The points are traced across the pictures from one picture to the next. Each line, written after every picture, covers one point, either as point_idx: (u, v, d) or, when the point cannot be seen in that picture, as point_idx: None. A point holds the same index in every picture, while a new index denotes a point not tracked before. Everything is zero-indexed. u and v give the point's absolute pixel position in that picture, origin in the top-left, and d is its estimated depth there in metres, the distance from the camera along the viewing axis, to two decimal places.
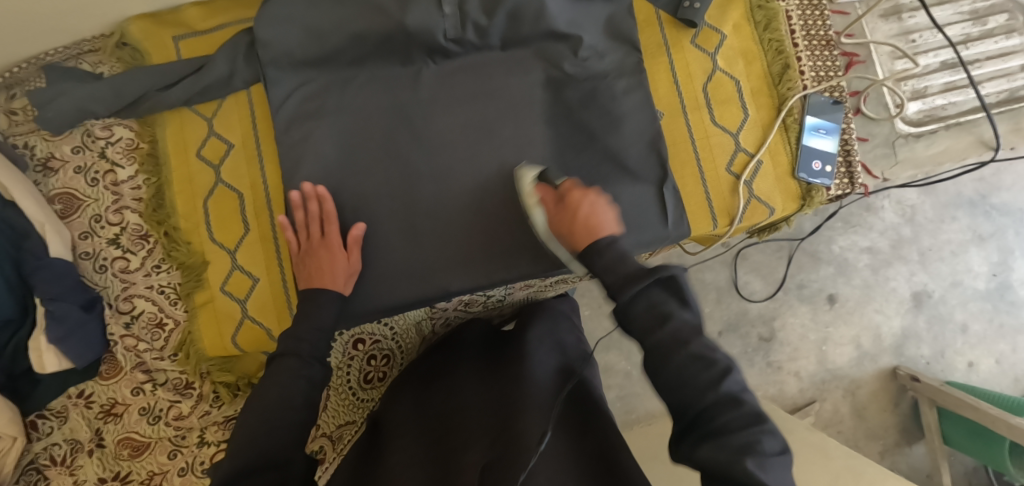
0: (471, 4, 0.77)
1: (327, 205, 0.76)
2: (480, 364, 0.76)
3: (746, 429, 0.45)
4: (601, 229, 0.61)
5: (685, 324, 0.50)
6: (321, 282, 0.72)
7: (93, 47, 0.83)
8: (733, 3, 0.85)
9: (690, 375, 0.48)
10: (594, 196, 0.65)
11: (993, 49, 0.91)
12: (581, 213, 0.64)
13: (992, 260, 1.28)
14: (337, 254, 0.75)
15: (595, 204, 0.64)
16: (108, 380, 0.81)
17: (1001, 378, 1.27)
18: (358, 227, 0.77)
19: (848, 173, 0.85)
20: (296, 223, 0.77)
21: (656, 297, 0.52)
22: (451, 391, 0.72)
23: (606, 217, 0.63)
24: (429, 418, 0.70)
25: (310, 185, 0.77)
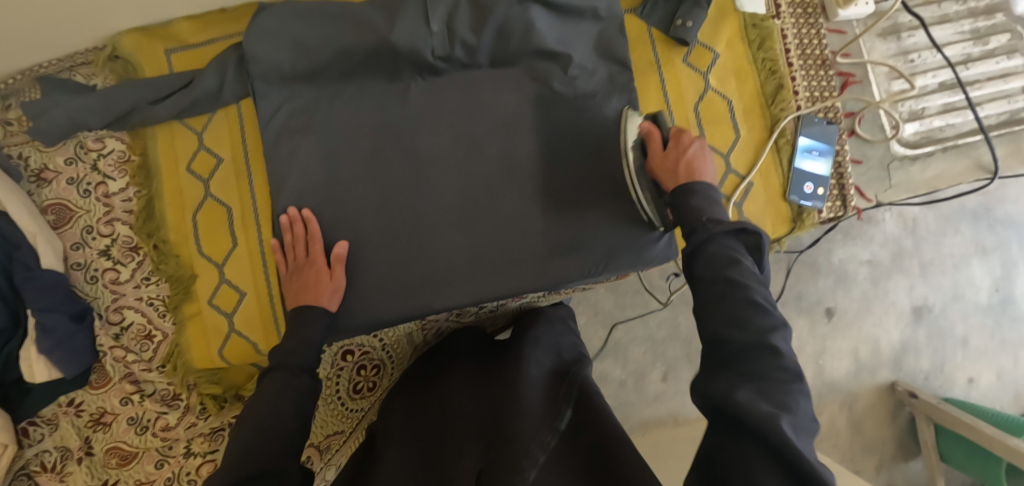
0: (458, 22, 0.77)
1: (312, 225, 0.77)
2: (471, 366, 0.74)
3: (788, 382, 0.44)
4: (703, 175, 0.63)
5: (750, 273, 0.51)
6: (304, 301, 0.73)
7: (85, 59, 0.84)
8: (726, 20, 0.84)
9: (734, 327, 0.48)
10: (702, 145, 0.67)
11: (994, 69, 0.89)
12: (685, 157, 0.65)
13: (995, 273, 1.25)
14: (322, 272, 0.75)
15: (702, 153, 0.66)
16: (98, 390, 0.82)
17: (1001, 394, 1.25)
18: (340, 246, 0.77)
19: (841, 195, 0.84)
20: (285, 245, 0.78)
21: (728, 244, 0.53)
22: (443, 394, 0.70)
23: (707, 168, 0.65)
24: (421, 424, 0.67)
25: (295, 208, 0.79)
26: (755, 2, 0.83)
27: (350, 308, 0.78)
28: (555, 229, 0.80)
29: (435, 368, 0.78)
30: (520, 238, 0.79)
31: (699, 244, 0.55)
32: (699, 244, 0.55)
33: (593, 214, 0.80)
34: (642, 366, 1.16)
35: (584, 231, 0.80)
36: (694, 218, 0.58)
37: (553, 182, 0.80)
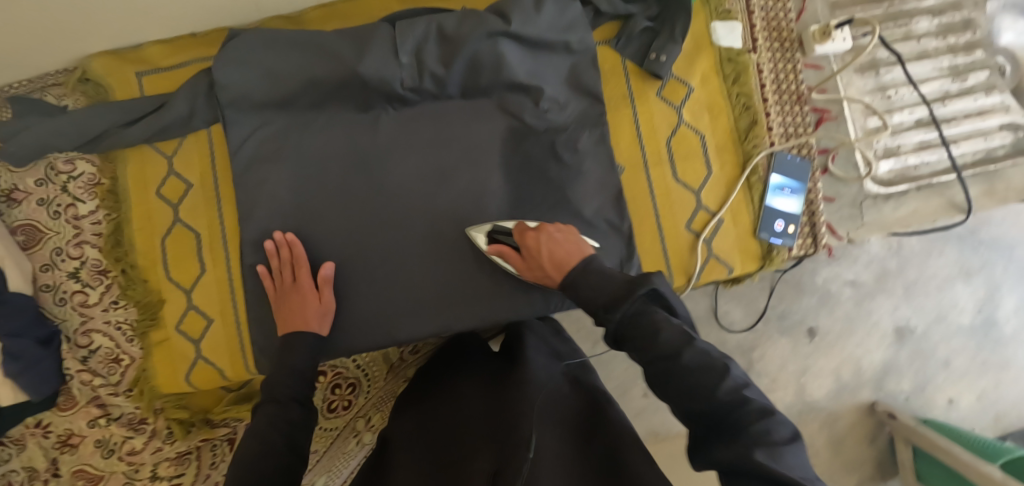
0: (428, 55, 0.77)
1: (298, 249, 0.76)
2: (477, 367, 0.71)
3: (759, 420, 0.46)
4: (571, 262, 0.65)
5: (676, 331, 0.52)
6: (293, 329, 0.72)
7: (57, 81, 0.84)
8: (701, 55, 0.84)
9: (696, 382, 0.49)
10: (545, 236, 0.69)
11: (972, 106, 0.90)
12: (542, 259, 0.67)
13: (979, 295, 1.22)
14: (310, 296, 0.74)
15: (550, 243, 0.68)
16: (66, 412, 0.82)
17: (981, 416, 1.22)
18: (326, 266, 0.76)
19: (812, 233, 0.86)
20: (273, 270, 0.77)
21: (642, 311, 0.54)
22: (450, 397, 0.67)
23: (564, 249, 0.67)
24: (427, 425, 0.64)
25: (281, 232, 0.77)
26: (732, 36, 0.84)
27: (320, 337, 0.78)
28: None
29: (438, 374, 0.75)
30: (487, 271, 0.79)
31: (618, 324, 0.54)
32: (624, 320, 0.54)
33: None
34: (624, 382, 1.12)
35: None
36: (592, 304, 0.58)
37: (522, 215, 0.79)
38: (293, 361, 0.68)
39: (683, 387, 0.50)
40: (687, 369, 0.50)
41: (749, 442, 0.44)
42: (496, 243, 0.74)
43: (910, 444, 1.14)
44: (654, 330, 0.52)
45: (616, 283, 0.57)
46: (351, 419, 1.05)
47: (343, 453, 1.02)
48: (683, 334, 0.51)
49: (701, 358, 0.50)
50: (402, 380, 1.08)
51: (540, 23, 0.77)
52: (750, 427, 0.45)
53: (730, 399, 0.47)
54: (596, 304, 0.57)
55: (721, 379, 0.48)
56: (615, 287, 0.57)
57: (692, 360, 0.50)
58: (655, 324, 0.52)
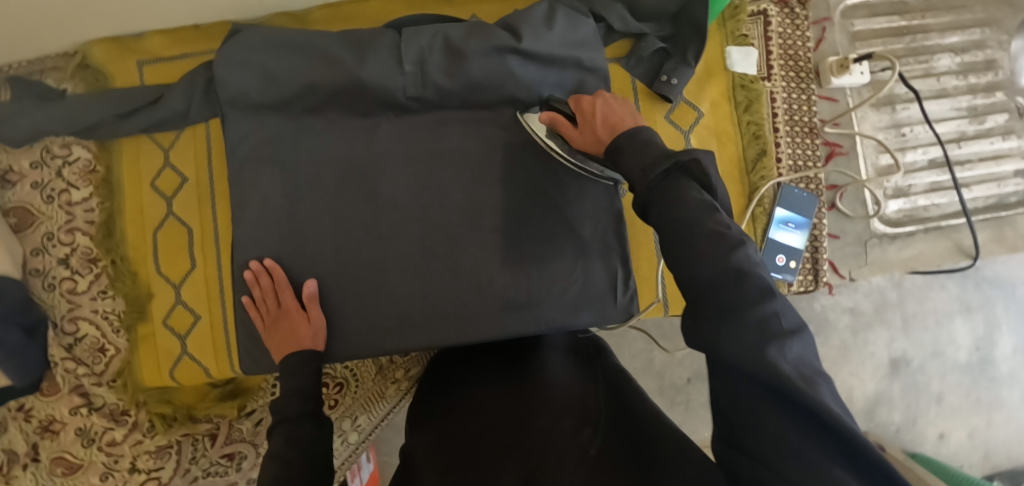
0: (432, 65, 0.76)
1: (278, 274, 0.75)
2: (495, 379, 0.69)
3: (763, 303, 0.41)
4: (625, 126, 0.59)
5: (702, 203, 0.46)
6: (288, 351, 0.73)
7: (56, 65, 0.82)
8: (713, 80, 0.83)
9: (704, 251, 0.44)
10: (604, 100, 0.63)
11: (988, 149, 0.91)
12: (597, 120, 0.61)
13: (977, 333, 1.19)
14: (298, 318, 0.74)
15: (608, 108, 0.62)
16: (49, 398, 0.81)
17: (970, 453, 1.18)
18: (309, 283, 0.76)
19: (814, 269, 0.85)
20: (256, 299, 0.76)
21: (673, 182, 0.48)
22: (471, 409, 0.64)
23: (623, 112, 0.61)
24: (448, 436, 0.60)
25: (258, 260, 0.77)
26: (746, 62, 0.83)
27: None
28: (513, 284, 0.78)
29: (456, 386, 0.72)
30: (477, 291, 0.78)
31: (649, 187, 0.49)
32: (654, 183, 0.49)
33: (546, 273, 0.79)
34: None
35: (543, 292, 0.78)
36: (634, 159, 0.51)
37: (517, 233, 0.79)
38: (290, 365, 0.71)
39: (690, 253, 0.45)
40: (697, 242, 0.45)
41: (754, 328, 0.40)
42: (550, 113, 0.70)
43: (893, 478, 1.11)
44: (678, 198, 0.47)
45: (653, 150, 0.51)
46: (337, 419, 1.03)
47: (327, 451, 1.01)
48: (706, 208, 0.46)
49: (716, 231, 0.45)
50: (391, 382, 1.06)
51: (550, 39, 0.76)
52: (749, 312, 0.41)
53: (731, 270, 0.43)
54: (630, 171, 0.51)
55: (730, 250, 0.44)
56: (651, 153, 0.50)
57: (704, 238, 0.45)
58: (681, 191, 0.47)
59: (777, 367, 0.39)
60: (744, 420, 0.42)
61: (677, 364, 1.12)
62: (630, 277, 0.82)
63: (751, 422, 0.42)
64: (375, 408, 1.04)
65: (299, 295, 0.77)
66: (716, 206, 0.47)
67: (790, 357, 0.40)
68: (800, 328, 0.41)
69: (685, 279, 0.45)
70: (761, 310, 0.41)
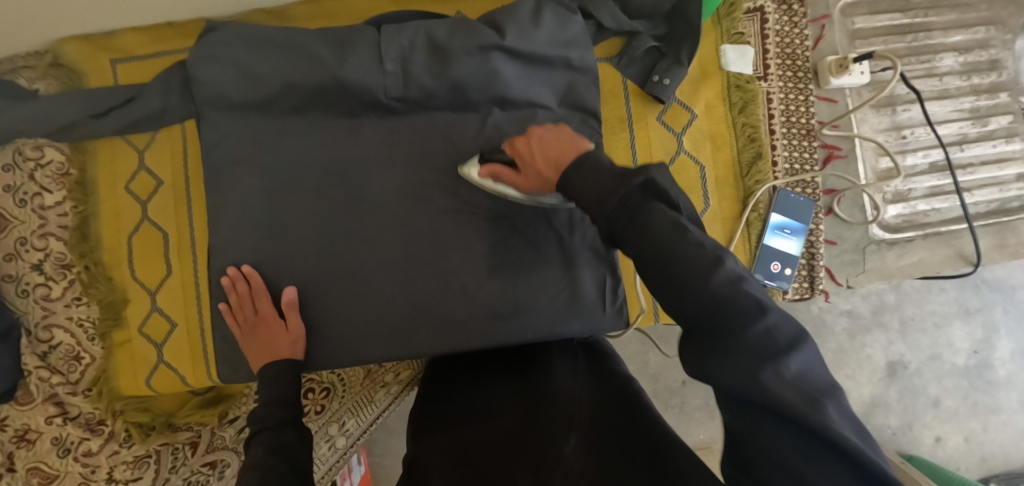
0: (415, 65, 0.73)
1: (256, 280, 0.73)
2: (502, 386, 0.66)
3: (757, 322, 0.38)
4: (566, 157, 0.55)
5: (670, 219, 0.44)
6: (265, 361, 0.70)
7: (26, 64, 0.79)
8: (708, 80, 0.80)
9: (688, 275, 0.41)
10: (537, 138, 0.59)
11: (991, 152, 0.88)
12: (537, 160, 0.58)
13: (975, 337, 1.17)
14: (276, 326, 0.72)
15: (541, 143, 0.59)
16: (24, 407, 0.79)
17: (967, 457, 1.16)
18: (290, 290, 0.73)
19: (809, 277, 0.83)
20: (233, 306, 0.74)
21: (641, 201, 0.46)
22: (482, 416, 0.61)
23: (557, 146, 0.57)
24: (461, 441, 0.57)
25: (236, 266, 0.74)
26: (741, 61, 0.80)
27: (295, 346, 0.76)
28: (498, 292, 0.76)
29: (458, 392, 0.68)
30: (463, 299, 0.76)
31: (611, 220, 0.47)
32: (613, 216, 0.46)
33: (533, 280, 0.77)
34: None
35: (528, 300, 0.76)
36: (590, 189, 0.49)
37: (503, 240, 0.77)
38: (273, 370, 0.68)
39: (673, 281, 0.42)
40: (679, 264, 0.42)
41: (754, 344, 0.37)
42: (488, 165, 0.68)
43: None
44: (644, 224, 0.44)
45: (607, 173, 0.49)
46: (324, 424, 1.00)
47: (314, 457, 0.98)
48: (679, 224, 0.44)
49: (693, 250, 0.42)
50: (380, 386, 1.04)
51: (537, 37, 0.73)
52: (743, 333, 0.38)
53: (720, 289, 0.40)
54: (589, 203, 0.49)
55: (712, 270, 0.41)
56: (607, 180, 0.48)
57: (683, 264, 0.42)
58: (647, 215, 0.45)
59: (776, 393, 0.35)
60: (756, 456, 0.38)
61: (671, 367, 1.10)
62: (617, 286, 0.80)
63: (764, 459, 0.38)
64: (364, 413, 1.02)
65: (278, 303, 0.75)
66: (685, 221, 0.44)
67: (789, 376, 0.36)
68: (798, 339, 0.38)
69: (674, 308, 0.42)
70: (754, 330, 0.38)
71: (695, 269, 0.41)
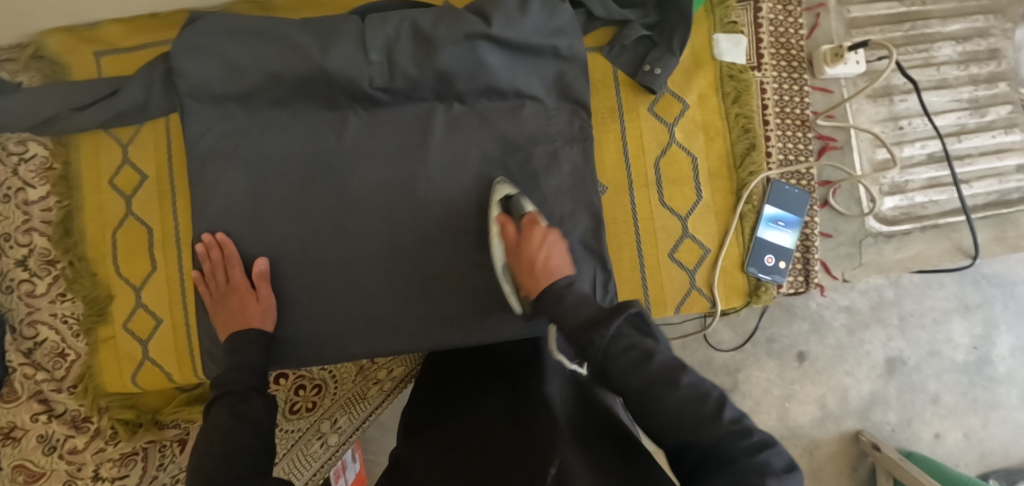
0: (399, 55, 0.72)
1: (229, 249, 0.73)
2: (497, 393, 0.63)
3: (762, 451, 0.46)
4: (563, 276, 0.62)
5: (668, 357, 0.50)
6: (235, 329, 0.71)
7: (9, 57, 0.79)
8: (700, 70, 0.78)
9: (691, 411, 0.48)
10: (551, 237, 0.65)
11: (990, 143, 0.87)
12: (538, 255, 0.63)
13: (975, 332, 1.15)
14: (247, 296, 0.72)
15: (552, 248, 0.65)
16: (9, 404, 0.77)
17: (967, 454, 1.15)
18: (261, 262, 0.74)
19: (804, 270, 0.81)
20: (205, 274, 0.74)
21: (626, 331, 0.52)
22: (473, 424, 0.59)
23: (562, 263, 0.64)
24: (453, 456, 0.54)
25: (211, 232, 0.75)
26: (735, 50, 0.79)
27: (283, 339, 0.76)
28: (489, 289, 0.76)
29: (452, 400, 0.66)
30: (449, 293, 0.76)
31: (602, 357, 0.51)
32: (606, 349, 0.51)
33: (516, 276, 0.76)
34: None
35: None
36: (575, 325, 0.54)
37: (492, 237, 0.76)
38: (255, 365, 0.67)
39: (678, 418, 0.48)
40: (680, 400, 0.48)
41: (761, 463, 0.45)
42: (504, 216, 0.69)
43: (891, 479, 1.08)
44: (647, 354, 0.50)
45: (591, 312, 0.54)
46: (315, 421, 0.99)
47: (305, 454, 0.98)
48: (673, 361, 0.50)
49: (690, 391, 0.48)
50: (372, 382, 1.02)
51: (524, 26, 0.72)
52: (743, 459, 0.45)
53: (732, 428, 0.47)
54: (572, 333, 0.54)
55: (716, 410, 0.48)
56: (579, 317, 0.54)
57: (680, 402, 0.48)
58: (643, 347, 0.50)
59: None
60: None
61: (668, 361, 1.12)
62: (609, 280, 0.75)
63: None
64: (357, 409, 1.01)
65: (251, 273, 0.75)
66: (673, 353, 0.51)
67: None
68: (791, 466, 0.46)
69: (680, 439, 0.48)
70: (754, 459, 0.45)
71: (691, 405, 0.48)
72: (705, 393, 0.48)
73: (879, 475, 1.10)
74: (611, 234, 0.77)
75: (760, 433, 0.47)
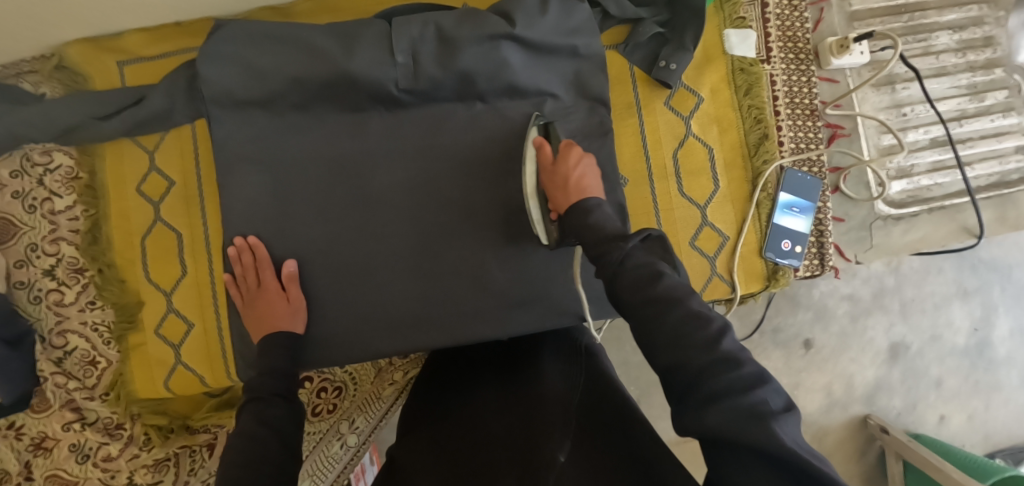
0: (424, 56, 0.74)
1: (261, 252, 0.75)
2: (492, 385, 0.67)
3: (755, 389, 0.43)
4: (592, 196, 0.64)
5: (678, 284, 0.51)
6: (265, 331, 0.72)
7: (31, 68, 0.80)
8: (712, 64, 0.81)
9: (685, 332, 0.48)
10: (585, 161, 0.68)
11: (988, 127, 0.91)
12: (572, 174, 0.66)
13: (975, 315, 1.19)
14: (278, 297, 0.73)
15: (586, 168, 0.67)
16: (40, 414, 0.79)
17: (972, 435, 1.18)
18: (290, 263, 0.75)
19: (819, 253, 0.84)
20: (236, 276, 0.76)
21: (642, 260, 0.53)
22: (471, 415, 0.62)
23: (594, 187, 0.66)
24: (444, 441, 0.58)
25: (242, 236, 0.76)
26: (745, 45, 0.81)
27: (312, 339, 0.77)
28: (512, 280, 0.78)
29: (449, 394, 0.69)
30: (478, 288, 0.78)
31: (615, 271, 0.54)
32: (622, 268, 0.53)
33: (545, 276, 0.79)
34: None
35: (550, 282, 0.79)
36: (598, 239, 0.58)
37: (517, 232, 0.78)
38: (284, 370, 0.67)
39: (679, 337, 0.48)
40: (670, 338, 0.48)
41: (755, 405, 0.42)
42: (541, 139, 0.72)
43: (900, 459, 1.11)
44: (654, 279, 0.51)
45: (613, 232, 0.58)
46: (335, 422, 1.00)
47: (327, 456, 0.99)
48: (682, 287, 0.51)
49: (696, 313, 0.49)
50: (389, 383, 1.03)
51: (544, 25, 0.74)
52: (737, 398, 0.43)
53: (725, 357, 0.45)
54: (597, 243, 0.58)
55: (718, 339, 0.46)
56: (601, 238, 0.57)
57: (676, 322, 0.49)
58: (652, 269, 0.52)
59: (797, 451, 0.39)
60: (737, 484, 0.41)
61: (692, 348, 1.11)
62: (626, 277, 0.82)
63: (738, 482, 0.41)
64: (373, 409, 1.02)
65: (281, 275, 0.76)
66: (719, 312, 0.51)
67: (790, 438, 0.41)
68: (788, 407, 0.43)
69: (672, 360, 0.47)
70: (750, 396, 0.43)
71: (685, 329, 0.48)
72: (707, 320, 0.48)
73: (888, 457, 1.13)
74: (633, 224, 0.79)
75: (754, 367, 0.45)
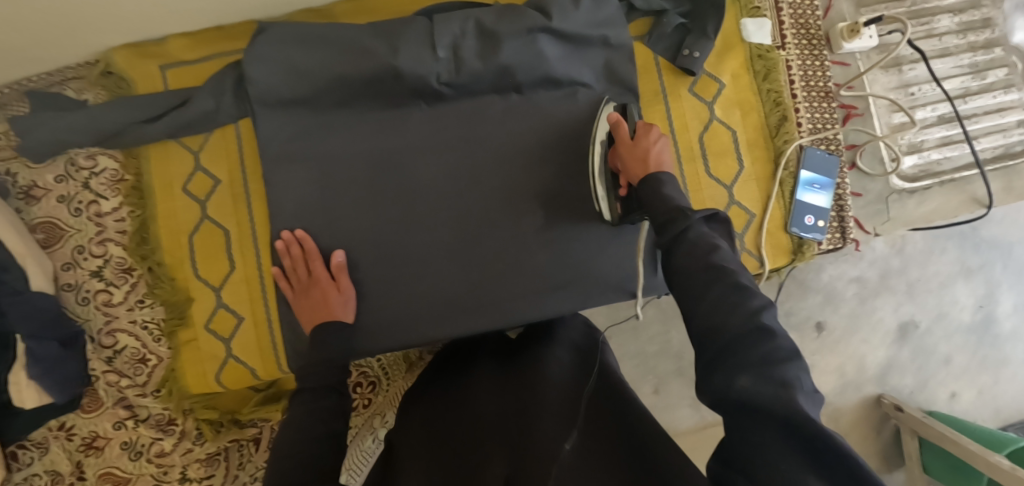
0: (465, 50, 0.77)
1: (310, 244, 0.77)
2: (487, 368, 0.69)
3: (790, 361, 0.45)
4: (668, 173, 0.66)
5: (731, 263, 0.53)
6: (319, 319, 0.74)
7: (76, 74, 0.83)
8: (733, 51, 0.85)
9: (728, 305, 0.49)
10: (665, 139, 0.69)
11: (991, 103, 0.96)
12: (652, 149, 0.68)
13: (979, 292, 1.24)
14: (330, 287, 0.75)
15: (664, 147, 0.68)
16: (90, 414, 0.80)
17: (982, 410, 1.23)
18: (338, 254, 0.77)
19: (841, 228, 0.88)
20: (285, 269, 0.78)
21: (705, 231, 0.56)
22: (461, 399, 0.64)
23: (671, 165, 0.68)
24: (437, 428, 0.60)
25: (289, 230, 0.78)
26: (760, 33, 0.86)
27: (362, 328, 0.79)
28: (552, 264, 0.81)
29: (443, 380, 0.71)
30: (518, 272, 0.81)
31: (676, 237, 0.56)
32: (680, 235, 0.56)
33: (579, 258, 0.82)
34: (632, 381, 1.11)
35: (589, 263, 0.82)
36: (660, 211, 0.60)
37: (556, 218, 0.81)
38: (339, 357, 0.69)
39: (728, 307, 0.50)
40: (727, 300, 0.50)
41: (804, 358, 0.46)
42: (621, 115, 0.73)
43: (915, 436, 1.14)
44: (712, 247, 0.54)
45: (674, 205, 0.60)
46: (369, 417, 1.01)
47: (360, 451, 0.97)
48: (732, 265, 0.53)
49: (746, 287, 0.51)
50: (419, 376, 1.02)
51: (577, 18, 0.78)
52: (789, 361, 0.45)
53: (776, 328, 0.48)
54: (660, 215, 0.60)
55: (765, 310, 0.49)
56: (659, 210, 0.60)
57: (718, 296, 0.50)
58: (710, 241, 0.55)
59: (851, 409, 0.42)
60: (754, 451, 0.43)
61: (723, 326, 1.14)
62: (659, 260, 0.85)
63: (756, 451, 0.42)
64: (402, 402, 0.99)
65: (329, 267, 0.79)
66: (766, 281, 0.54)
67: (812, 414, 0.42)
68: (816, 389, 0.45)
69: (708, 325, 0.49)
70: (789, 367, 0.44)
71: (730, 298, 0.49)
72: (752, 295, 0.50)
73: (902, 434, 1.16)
74: None
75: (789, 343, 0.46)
